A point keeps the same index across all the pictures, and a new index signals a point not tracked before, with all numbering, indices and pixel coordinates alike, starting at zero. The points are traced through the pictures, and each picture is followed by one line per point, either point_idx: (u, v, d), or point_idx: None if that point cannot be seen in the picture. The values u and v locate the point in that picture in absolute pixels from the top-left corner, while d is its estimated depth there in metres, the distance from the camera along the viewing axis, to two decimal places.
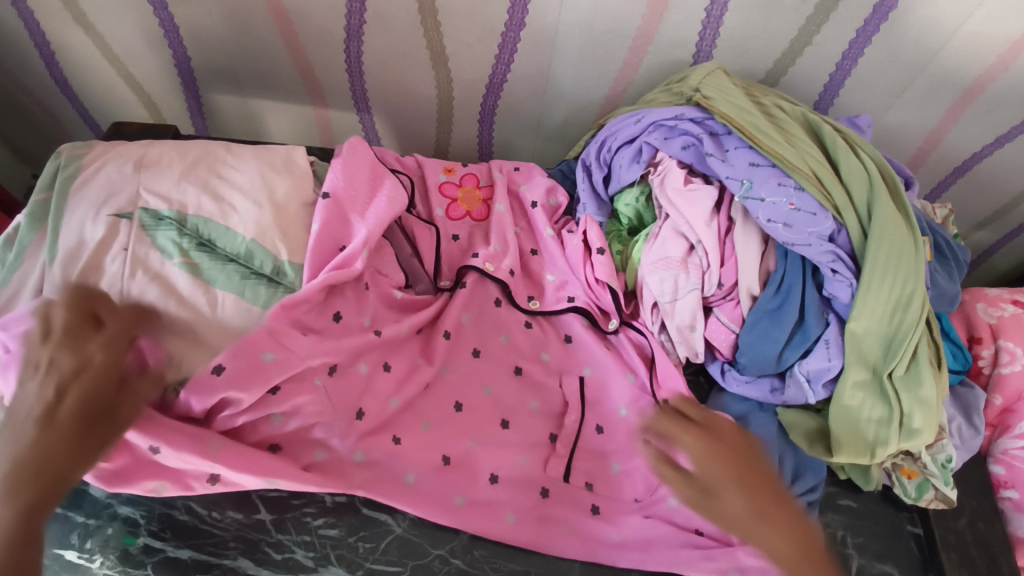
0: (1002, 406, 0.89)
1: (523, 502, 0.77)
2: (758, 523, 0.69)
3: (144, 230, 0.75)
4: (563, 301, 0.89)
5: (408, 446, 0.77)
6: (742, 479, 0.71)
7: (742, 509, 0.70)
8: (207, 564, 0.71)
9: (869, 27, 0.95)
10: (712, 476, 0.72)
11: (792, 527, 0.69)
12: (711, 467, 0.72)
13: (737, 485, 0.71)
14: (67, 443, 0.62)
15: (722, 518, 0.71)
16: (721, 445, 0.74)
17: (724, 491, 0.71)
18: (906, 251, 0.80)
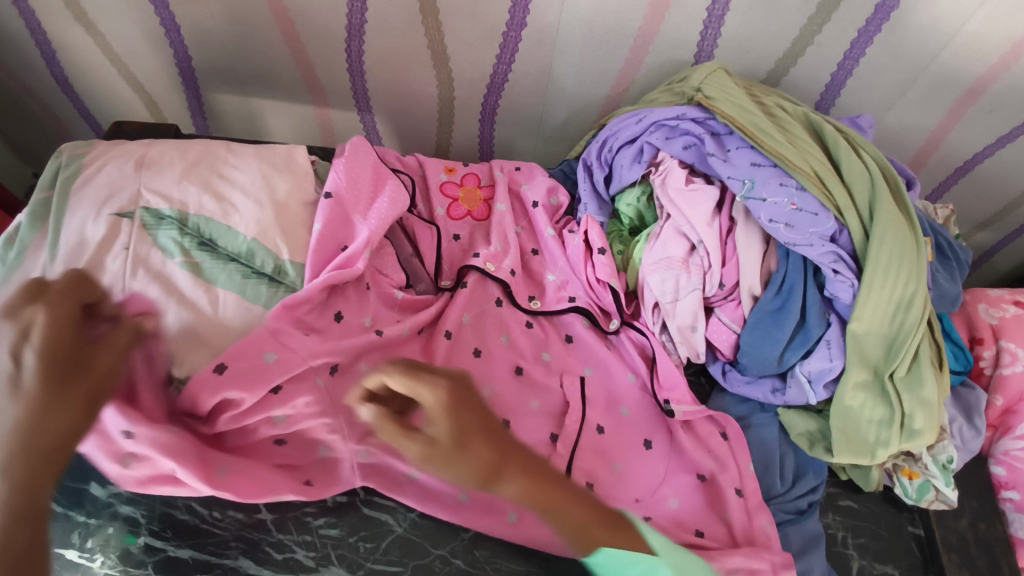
0: (1003, 407, 0.89)
1: None
2: (479, 480, 0.70)
3: (145, 229, 0.75)
4: (564, 301, 0.89)
5: None
6: (463, 442, 0.69)
7: (453, 473, 0.70)
8: (208, 563, 0.70)
9: (871, 27, 0.95)
10: (462, 438, 0.69)
11: (542, 495, 0.70)
12: (439, 428, 0.69)
13: (456, 450, 0.69)
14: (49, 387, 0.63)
15: (439, 472, 0.70)
16: (462, 405, 0.71)
17: (454, 461, 0.69)
18: (907, 251, 0.80)
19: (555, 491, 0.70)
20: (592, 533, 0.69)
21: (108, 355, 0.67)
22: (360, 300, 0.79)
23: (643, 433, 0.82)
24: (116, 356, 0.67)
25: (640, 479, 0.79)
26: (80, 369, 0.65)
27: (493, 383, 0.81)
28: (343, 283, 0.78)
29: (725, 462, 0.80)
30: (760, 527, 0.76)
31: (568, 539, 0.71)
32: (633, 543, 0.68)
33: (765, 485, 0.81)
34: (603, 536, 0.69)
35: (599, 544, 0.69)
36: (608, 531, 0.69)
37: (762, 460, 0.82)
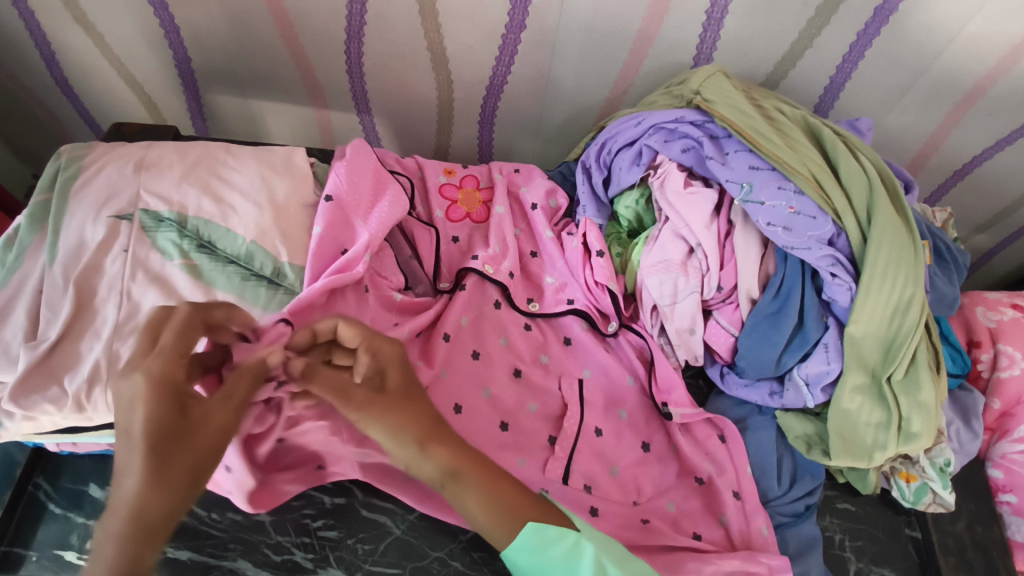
0: (1001, 410, 0.89)
1: None
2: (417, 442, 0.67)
3: (144, 231, 0.75)
4: (563, 303, 0.89)
5: None
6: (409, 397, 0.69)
7: (396, 425, 0.67)
8: (207, 564, 0.71)
9: (870, 30, 0.95)
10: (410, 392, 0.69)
11: (475, 460, 0.67)
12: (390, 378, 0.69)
13: (397, 408, 0.68)
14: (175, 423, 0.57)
15: (381, 425, 0.67)
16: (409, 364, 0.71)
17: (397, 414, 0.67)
18: (906, 255, 0.80)
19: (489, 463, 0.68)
20: (519, 508, 0.66)
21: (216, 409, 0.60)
22: (357, 302, 0.78)
23: (641, 435, 0.83)
24: (225, 410, 0.61)
25: (637, 481, 0.80)
26: (187, 427, 0.58)
27: (490, 386, 0.81)
28: (342, 285, 0.77)
29: (722, 465, 0.81)
30: (758, 529, 0.77)
31: (490, 523, 0.66)
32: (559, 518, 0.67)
33: (762, 488, 0.81)
34: (531, 510, 0.66)
35: (527, 519, 0.65)
36: (535, 504, 0.67)
37: (761, 463, 0.83)
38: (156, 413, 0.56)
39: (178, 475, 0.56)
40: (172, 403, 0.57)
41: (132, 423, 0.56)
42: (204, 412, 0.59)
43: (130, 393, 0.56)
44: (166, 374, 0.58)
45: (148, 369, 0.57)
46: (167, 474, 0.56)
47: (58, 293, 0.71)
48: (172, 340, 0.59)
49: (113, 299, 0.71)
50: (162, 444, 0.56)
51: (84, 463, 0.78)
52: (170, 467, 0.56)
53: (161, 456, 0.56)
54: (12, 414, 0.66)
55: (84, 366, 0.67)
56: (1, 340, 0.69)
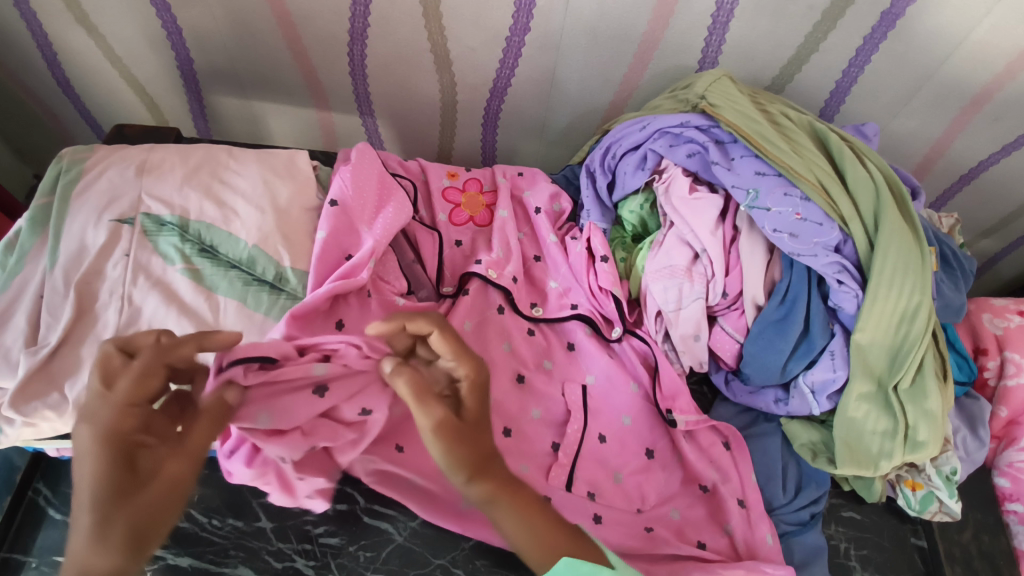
0: (1007, 418, 0.88)
1: None
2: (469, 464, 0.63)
3: (146, 235, 0.75)
4: (567, 308, 0.89)
5: (410, 454, 0.76)
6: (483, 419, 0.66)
7: (455, 455, 0.62)
8: (209, 571, 0.71)
9: (876, 35, 0.95)
10: (481, 421, 0.66)
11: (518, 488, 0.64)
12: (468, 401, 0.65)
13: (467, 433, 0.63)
14: (118, 477, 0.54)
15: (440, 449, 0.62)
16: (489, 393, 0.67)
17: (467, 438, 0.63)
18: (913, 262, 0.80)
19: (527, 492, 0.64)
20: (551, 542, 0.62)
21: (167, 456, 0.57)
22: (359, 308, 0.77)
23: (645, 442, 0.81)
24: (177, 454, 0.57)
25: (641, 488, 0.79)
26: (136, 479, 0.55)
27: (494, 392, 0.80)
28: (345, 290, 0.76)
29: (727, 473, 0.80)
30: (763, 537, 0.76)
31: (524, 548, 0.62)
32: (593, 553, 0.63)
33: (767, 496, 0.81)
34: (564, 543, 0.62)
35: (562, 553, 0.61)
36: (566, 537, 0.63)
37: (766, 471, 0.82)
38: (101, 471, 0.54)
39: (122, 533, 0.53)
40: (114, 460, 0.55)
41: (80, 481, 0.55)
42: (157, 462, 0.56)
43: (80, 448, 0.56)
44: (110, 427, 0.56)
45: (90, 424, 0.56)
46: (106, 533, 0.52)
47: (58, 297, 0.70)
48: (122, 389, 0.57)
49: (114, 304, 0.70)
50: (104, 504, 0.53)
51: None
52: (116, 526, 0.53)
53: (104, 516, 0.53)
54: (12, 420, 0.66)
55: (84, 372, 0.67)
56: (1, 345, 0.68)
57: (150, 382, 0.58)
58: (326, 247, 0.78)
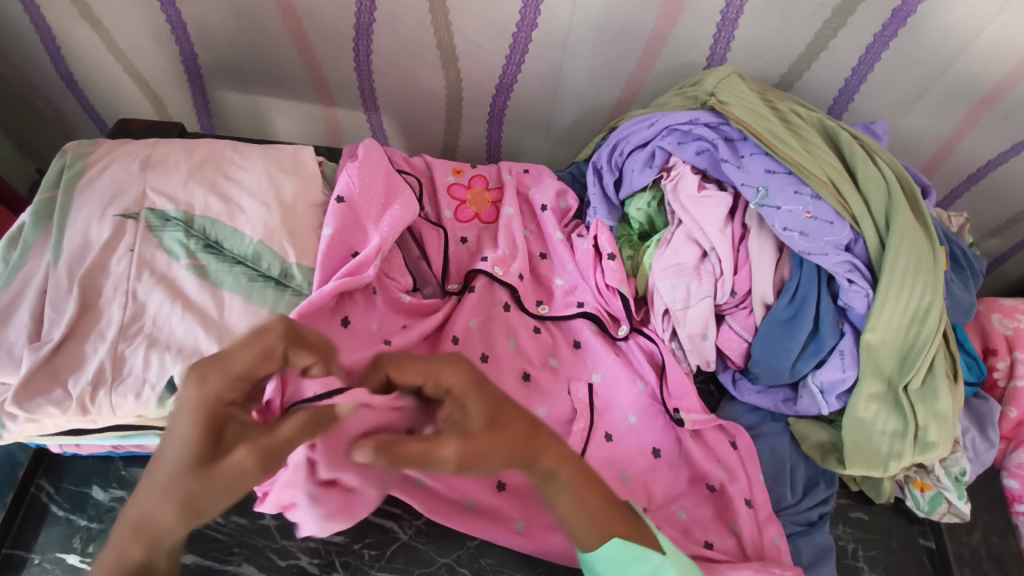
0: (1017, 419, 0.88)
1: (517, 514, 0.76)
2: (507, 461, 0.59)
3: (150, 230, 0.74)
4: (573, 306, 0.88)
5: None
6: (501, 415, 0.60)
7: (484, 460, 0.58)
8: (211, 568, 0.71)
9: (886, 33, 0.94)
10: (497, 418, 0.60)
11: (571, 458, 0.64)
12: (472, 411, 0.60)
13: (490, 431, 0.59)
14: (195, 446, 0.52)
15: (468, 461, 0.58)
16: (485, 386, 0.62)
17: (490, 452, 0.58)
18: (924, 261, 0.79)
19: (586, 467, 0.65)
20: (605, 522, 0.64)
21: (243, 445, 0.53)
22: (364, 307, 0.77)
23: (652, 440, 0.81)
24: (250, 449, 0.53)
25: (647, 487, 0.78)
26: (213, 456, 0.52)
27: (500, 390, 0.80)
28: (351, 289, 0.75)
29: (735, 472, 0.79)
30: (770, 538, 0.75)
31: (579, 528, 0.64)
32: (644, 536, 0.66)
33: (775, 496, 0.80)
34: (619, 525, 0.65)
35: (613, 534, 0.64)
36: (625, 521, 0.66)
37: (772, 470, 0.82)
38: (186, 435, 0.52)
39: (174, 503, 0.51)
40: (197, 426, 0.52)
41: (172, 429, 0.54)
42: (231, 448, 0.53)
43: (181, 397, 0.54)
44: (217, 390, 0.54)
45: (195, 382, 0.54)
46: (165, 499, 0.52)
47: (60, 292, 0.70)
48: (238, 360, 0.56)
49: (118, 299, 0.70)
50: (178, 469, 0.52)
51: (88, 465, 0.77)
52: (172, 499, 0.52)
53: (168, 479, 0.52)
54: (14, 416, 0.64)
55: (87, 369, 0.66)
56: (4, 340, 0.67)
57: (265, 363, 0.57)
58: (331, 245, 0.77)
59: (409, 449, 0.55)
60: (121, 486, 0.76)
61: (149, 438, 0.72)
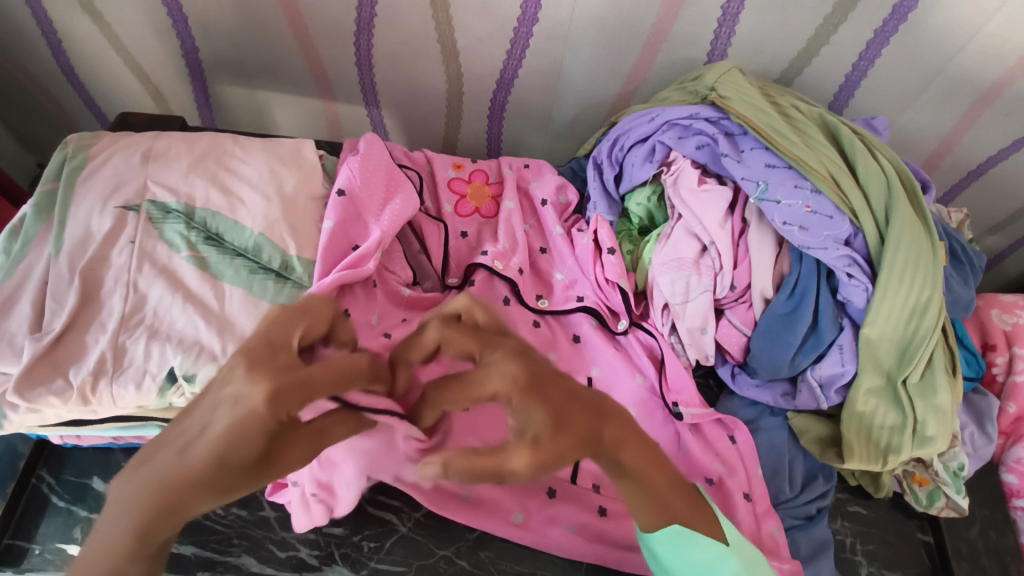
0: (1016, 414, 0.88)
1: (515, 506, 0.76)
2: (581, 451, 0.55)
3: (151, 222, 0.74)
4: (572, 300, 0.88)
5: None
6: (566, 419, 0.54)
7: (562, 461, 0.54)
8: (211, 560, 0.71)
9: (887, 28, 0.94)
10: (562, 414, 0.54)
11: (637, 445, 0.60)
12: (536, 420, 0.53)
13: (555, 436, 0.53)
14: (251, 455, 0.49)
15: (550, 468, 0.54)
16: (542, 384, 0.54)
17: (563, 453, 0.53)
18: (924, 255, 0.79)
19: (649, 444, 0.62)
20: (672, 505, 0.64)
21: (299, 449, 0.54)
22: (365, 299, 0.77)
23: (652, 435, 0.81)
24: (306, 450, 0.55)
25: None
26: (268, 462, 0.51)
27: None
28: (351, 280, 0.76)
29: (734, 466, 0.79)
30: (769, 532, 0.75)
31: (639, 508, 0.64)
32: (705, 519, 0.65)
33: (774, 490, 0.80)
34: (683, 513, 0.64)
35: (674, 519, 0.64)
36: (688, 506, 0.65)
37: (770, 465, 0.82)
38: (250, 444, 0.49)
39: (212, 496, 0.50)
40: (265, 435, 0.49)
41: (215, 423, 0.49)
42: (284, 452, 0.53)
43: (240, 397, 0.49)
44: (289, 404, 0.49)
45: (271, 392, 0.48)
46: (206, 492, 0.49)
47: (61, 283, 0.70)
48: (320, 376, 0.51)
49: (119, 291, 0.70)
50: (226, 471, 0.49)
51: (88, 456, 0.77)
52: (209, 488, 0.49)
53: (209, 473, 0.49)
54: (16, 405, 0.65)
55: (89, 359, 0.66)
56: (5, 331, 0.67)
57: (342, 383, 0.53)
58: (331, 237, 0.77)
59: (479, 465, 0.51)
60: None
61: (150, 429, 0.72)
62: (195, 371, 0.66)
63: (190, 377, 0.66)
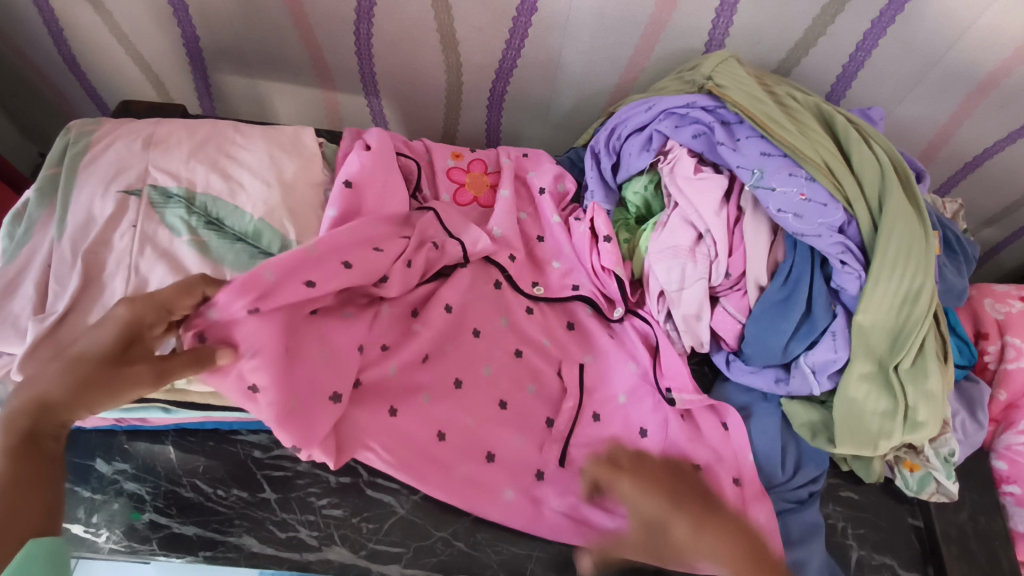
0: (1006, 402, 0.89)
1: (508, 486, 0.77)
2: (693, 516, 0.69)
3: (152, 207, 0.75)
4: (568, 288, 0.91)
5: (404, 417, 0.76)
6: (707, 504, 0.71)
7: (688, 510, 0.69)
8: (212, 540, 0.73)
9: (884, 18, 0.94)
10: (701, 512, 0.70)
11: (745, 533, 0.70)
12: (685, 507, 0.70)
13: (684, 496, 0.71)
14: (99, 362, 0.59)
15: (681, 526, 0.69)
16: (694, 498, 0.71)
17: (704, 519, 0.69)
18: (917, 244, 0.80)
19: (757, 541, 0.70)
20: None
21: (145, 364, 0.61)
22: (369, 307, 0.80)
23: (640, 421, 0.82)
24: (150, 370, 0.61)
25: None
26: (120, 371, 0.60)
27: (490, 364, 0.83)
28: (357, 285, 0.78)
29: (720, 453, 0.79)
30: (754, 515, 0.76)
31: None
32: None
33: (765, 475, 0.80)
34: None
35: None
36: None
37: (766, 451, 0.81)
38: (100, 343, 0.60)
39: (70, 384, 0.58)
40: (114, 335, 0.61)
41: (79, 339, 0.61)
42: (136, 357, 0.61)
43: (110, 317, 0.62)
44: (145, 312, 0.62)
45: (128, 308, 0.62)
46: (71, 386, 0.58)
47: (62, 265, 0.71)
48: (164, 291, 0.64)
49: (123, 273, 0.71)
50: (90, 363, 0.59)
51: (91, 439, 0.78)
52: (74, 376, 0.59)
53: (81, 358, 0.59)
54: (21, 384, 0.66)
55: None
56: (10, 312, 0.68)
57: (184, 298, 0.65)
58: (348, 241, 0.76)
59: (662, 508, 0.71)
60: (125, 459, 0.77)
61: (152, 411, 0.74)
62: None
63: None
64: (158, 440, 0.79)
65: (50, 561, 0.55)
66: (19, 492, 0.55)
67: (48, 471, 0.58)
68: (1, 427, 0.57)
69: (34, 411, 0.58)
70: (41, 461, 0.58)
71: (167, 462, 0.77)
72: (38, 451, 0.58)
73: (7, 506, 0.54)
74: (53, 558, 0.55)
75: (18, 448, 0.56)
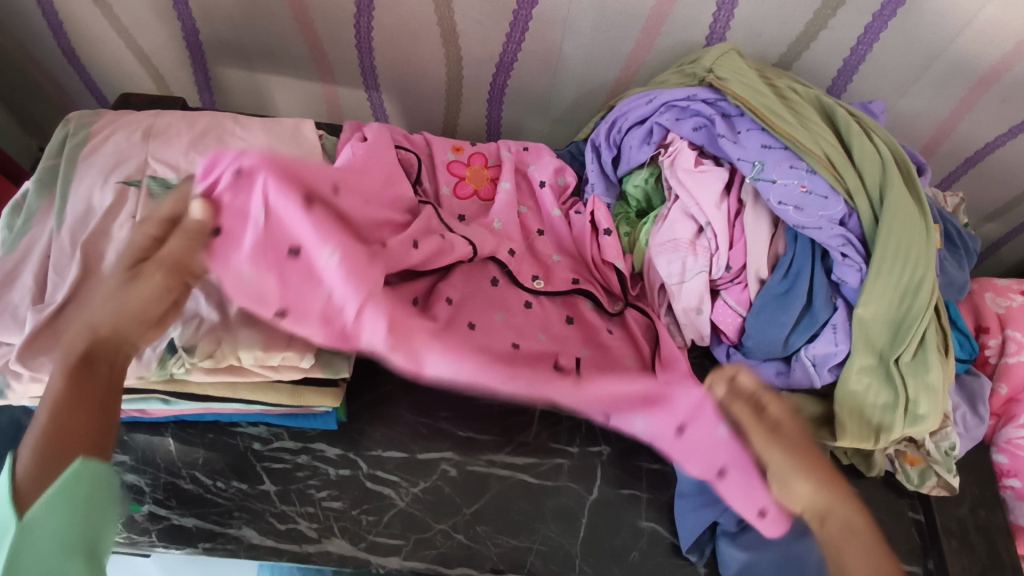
0: (1007, 396, 0.89)
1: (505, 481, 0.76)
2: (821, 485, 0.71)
3: (151, 197, 0.74)
4: (568, 281, 0.88)
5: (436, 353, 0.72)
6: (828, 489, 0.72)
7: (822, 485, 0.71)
8: (212, 532, 0.73)
9: (885, 12, 0.94)
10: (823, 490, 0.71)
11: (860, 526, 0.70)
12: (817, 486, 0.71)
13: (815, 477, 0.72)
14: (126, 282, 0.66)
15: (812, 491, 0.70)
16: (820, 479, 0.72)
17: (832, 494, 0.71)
18: (917, 236, 0.80)
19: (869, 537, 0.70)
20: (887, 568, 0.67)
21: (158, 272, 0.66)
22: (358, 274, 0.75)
23: None
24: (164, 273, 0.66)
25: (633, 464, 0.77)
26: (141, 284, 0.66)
27: None
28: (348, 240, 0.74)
29: None
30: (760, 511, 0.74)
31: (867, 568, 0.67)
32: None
33: None
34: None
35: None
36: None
37: None
38: (126, 270, 0.67)
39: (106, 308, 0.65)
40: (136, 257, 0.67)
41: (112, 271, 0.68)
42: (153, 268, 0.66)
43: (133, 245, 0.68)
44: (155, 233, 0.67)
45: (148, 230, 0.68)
46: (106, 307, 0.65)
47: (61, 255, 0.71)
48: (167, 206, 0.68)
49: None
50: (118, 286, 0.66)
51: None
52: (108, 301, 0.65)
53: (111, 285, 0.66)
54: (19, 374, 0.67)
55: None
56: (8, 302, 0.68)
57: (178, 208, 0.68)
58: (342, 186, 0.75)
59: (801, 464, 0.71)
60: (124, 451, 0.77)
61: (151, 403, 0.74)
62: (196, 344, 0.68)
63: (189, 349, 0.68)
64: (157, 432, 0.79)
65: (91, 483, 0.59)
66: (80, 404, 0.62)
67: (107, 383, 0.64)
68: (62, 355, 0.64)
69: (86, 336, 0.64)
70: (95, 375, 0.63)
71: (167, 454, 0.77)
72: (93, 369, 0.63)
73: (63, 419, 0.60)
74: (96, 482, 0.60)
75: (72, 368, 0.63)
